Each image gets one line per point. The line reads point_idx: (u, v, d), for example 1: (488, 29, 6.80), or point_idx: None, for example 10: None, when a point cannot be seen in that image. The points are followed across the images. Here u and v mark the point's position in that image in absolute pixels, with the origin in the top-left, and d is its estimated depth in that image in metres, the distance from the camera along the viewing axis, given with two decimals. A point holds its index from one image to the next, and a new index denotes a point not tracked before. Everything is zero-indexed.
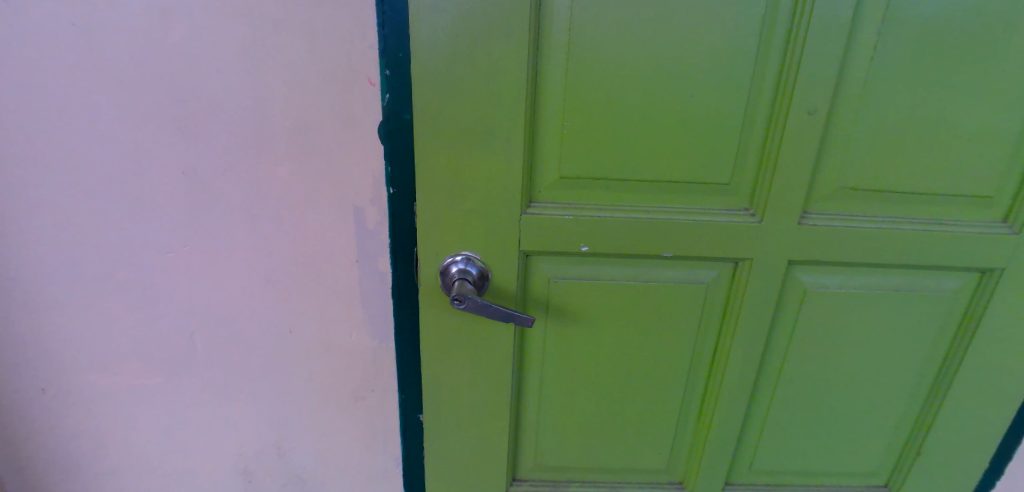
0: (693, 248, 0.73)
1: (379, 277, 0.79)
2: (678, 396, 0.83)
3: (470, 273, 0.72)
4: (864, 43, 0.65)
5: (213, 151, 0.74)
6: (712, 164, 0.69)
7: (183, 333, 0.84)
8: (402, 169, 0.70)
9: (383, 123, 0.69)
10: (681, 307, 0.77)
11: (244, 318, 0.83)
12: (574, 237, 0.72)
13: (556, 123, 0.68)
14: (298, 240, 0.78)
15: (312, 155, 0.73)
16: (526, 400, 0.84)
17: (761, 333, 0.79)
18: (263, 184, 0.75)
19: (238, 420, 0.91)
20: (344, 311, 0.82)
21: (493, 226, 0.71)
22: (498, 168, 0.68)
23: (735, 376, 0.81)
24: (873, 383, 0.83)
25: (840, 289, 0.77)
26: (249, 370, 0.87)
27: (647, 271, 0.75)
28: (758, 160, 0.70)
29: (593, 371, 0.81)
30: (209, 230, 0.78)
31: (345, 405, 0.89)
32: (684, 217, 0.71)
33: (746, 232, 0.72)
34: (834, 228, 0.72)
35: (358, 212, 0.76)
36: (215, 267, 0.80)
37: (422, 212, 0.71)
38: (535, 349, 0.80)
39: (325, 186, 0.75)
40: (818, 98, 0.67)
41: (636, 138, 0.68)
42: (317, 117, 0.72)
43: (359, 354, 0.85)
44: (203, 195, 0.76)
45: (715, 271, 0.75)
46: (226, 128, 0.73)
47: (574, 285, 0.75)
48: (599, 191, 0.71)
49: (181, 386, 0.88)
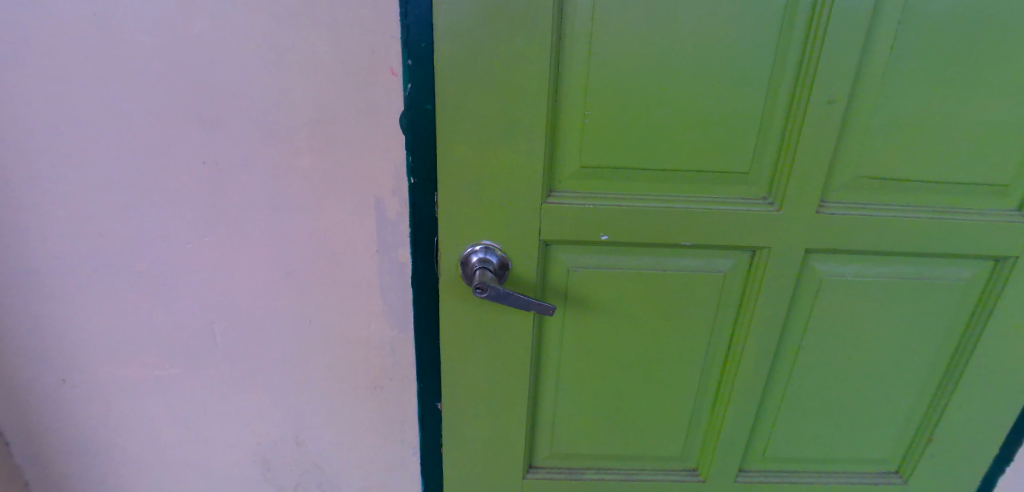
0: (711, 238, 0.73)
1: (398, 268, 0.80)
2: (693, 385, 0.84)
3: (490, 262, 0.72)
4: (885, 32, 0.66)
5: (234, 143, 0.74)
6: (731, 154, 0.70)
7: (202, 325, 0.85)
8: (423, 159, 0.70)
9: (405, 113, 0.69)
10: (697, 298, 0.78)
11: (263, 309, 0.84)
12: (594, 227, 0.72)
13: (577, 113, 0.68)
14: (317, 231, 0.78)
15: (332, 146, 0.74)
16: (543, 389, 0.85)
17: (777, 321, 0.79)
18: (283, 175, 0.75)
19: (256, 410, 0.92)
20: (363, 302, 0.83)
21: (514, 216, 0.72)
22: (519, 159, 0.69)
23: (750, 365, 0.82)
24: (887, 371, 0.84)
25: (856, 277, 0.77)
26: (267, 361, 0.88)
27: (666, 260, 0.75)
28: (777, 150, 0.70)
29: (609, 361, 0.82)
30: (228, 222, 0.78)
31: (363, 395, 0.90)
32: (703, 207, 0.72)
33: (764, 222, 0.73)
34: (851, 217, 0.73)
35: (378, 203, 0.76)
36: (235, 259, 0.80)
37: (443, 202, 0.71)
38: (553, 339, 0.81)
39: (344, 178, 0.75)
40: (838, 86, 0.67)
41: (656, 129, 0.68)
42: (338, 108, 0.72)
43: (377, 345, 0.86)
44: (224, 186, 0.76)
45: (733, 261, 0.76)
46: (246, 120, 0.73)
47: (593, 275, 0.76)
48: (619, 182, 0.71)
49: (199, 377, 0.89)
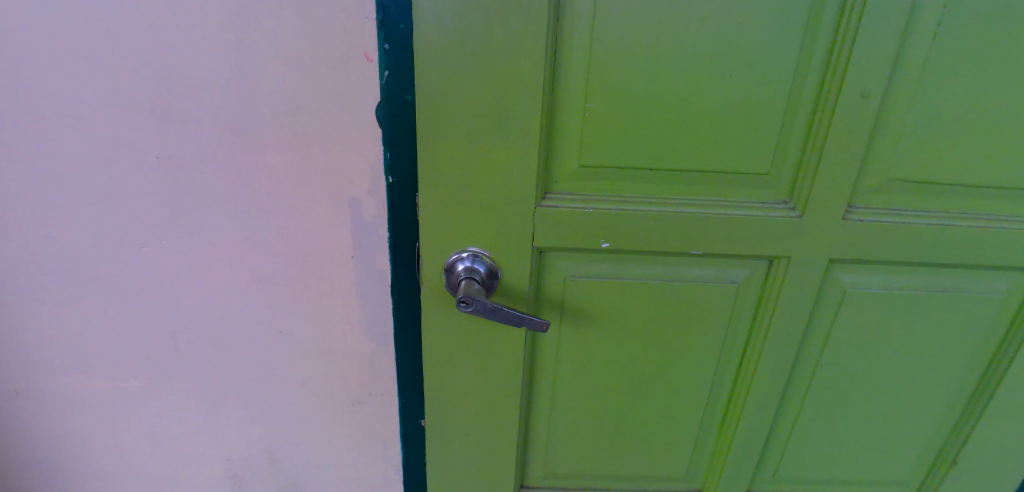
0: (725, 246, 0.66)
1: (378, 275, 0.72)
2: (700, 404, 0.78)
3: (478, 271, 0.65)
4: (928, 17, 0.58)
5: (194, 135, 0.66)
6: (749, 153, 0.62)
7: (165, 335, 0.77)
8: (403, 156, 0.63)
9: (381, 104, 0.61)
10: (707, 311, 0.71)
11: (231, 318, 0.76)
12: (594, 233, 0.65)
13: (577, 104, 0.60)
14: (289, 234, 0.70)
15: (304, 140, 0.66)
16: (537, 407, 0.78)
17: (794, 336, 0.72)
18: (250, 173, 0.67)
19: (227, 425, 0.84)
20: (339, 313, 0.75)
21: (504, 221, 0.64)
22: (511, 157, 0.61)
23: (763, 381, 0.75)
24: (911, 390, 0.77)
25: (882, 289, 0.70)
26: (238, 374, 0.80)
27: (673, 268, 0.68)
28: (801, 148, 0.63)
29: (610, 378, 0.75)
30: (189, 223, 0.70)
31: (342, 410, 0.83)
32: (716, 211, 0.64)
33: (785, 229, 0.65)
34: (880, 224, 0.65)
35: (354, 204, 0.68)
36: (199, 264, 0.73)
37: (425, 203, 0.63)
38: (547, 354, 0.74)
39: (317, 176, 0.67)
40: (873, 77, 0.59)
41: (666, 125, 0.61)
42: (310, 97, 0.64)
43: (356, 358, 0.79)
44: (183, 184, 0.68)
45: (748, 270, 0.68)
46: (208, 110, 0.65)
47: (593, 285, 0.68)
48: (623, 183, 0.64)
49: (164, 390, 0.82)
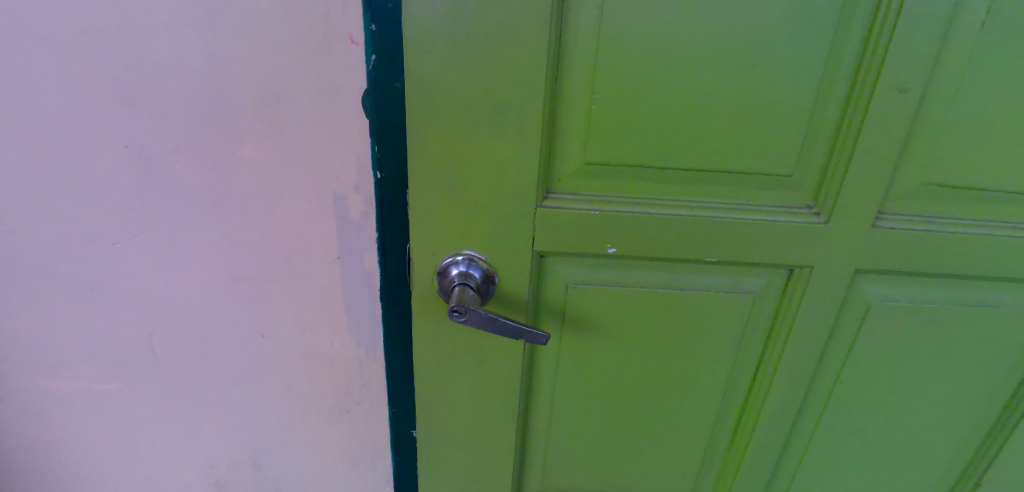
0: (742, 252, 0.61)
1: (366, 277, 0.67)
2: (708, 420, 0.73)
3: (473, 277, 0.60)
4: (974, 5, 0.52)
5: (166, 124, 0.61)
6: (771, 151, 0.57)
7: (139, 336, 0.73)
8: (391, 149, 0.58)
9: (368, 92, 0.56)
10: (720, 322, 0.65)
11: (210, 320, 0.71)
12: (599, 236, 0.60)
13: (582, 96, 0.55)
14: (269, 232, 0.65)
15: (285, 131, 0.61)
16: (535, 420, 0.73)
17: (813, 350, 0.67)
18: (227, 165, 0.63)
19: (208, 430, 0.80)
20: (325, 316, 0.70)
21: (501, 222, 0.59)
22: (510, 153, 0.56)
23: (777, 396, 0.70)
24: (937, 408, 0.72)
25: (910, 302, 0.65)
26: (218, 378, 0.76)
27: (684, 275, 0.63)
28: (829, 147, 0.57)
29: (613, 391, 0.70)
30: (164, 218, 0.65)
31: (329, 418, 0.78)
32: (733, 215, 0.59)
33: (808, 235, 0.60)
34: (912, 231, 0.60)
35: (340, 200, 0.63)
36: (173, 263, 0.68)
37: (415, 202, 0.58)
38: (547, 365, 0.69)
39: (300, 170, 0.62)
40: (911, 70, 0.54)
41: (681, 119, 0.55)
42: (292, 85, 0.59)
43: (343, 364, 0.74)
44: (156, 176, 0.64)
45: (766, 279, 0.63)
46: (181, 97, 0.60)
47: (596, 293, 0.63)
48: (632, 182, 0.58)
49: (141, 394, 0.77)
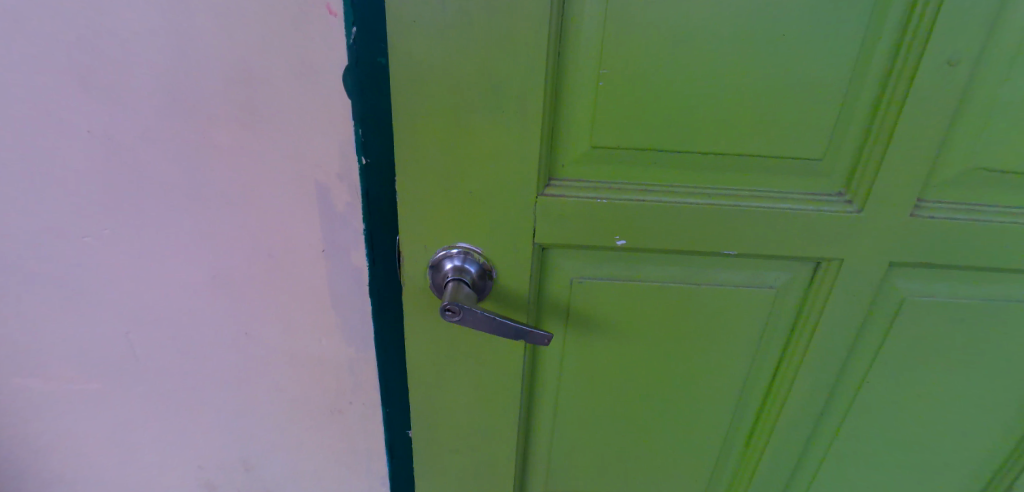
0: (764, 246, 0.55)
1: (354, 273, 0.62)
2: (724, 423, 0.68)
3: (468, 272, 0.54)
4: None
5: (132, 107, 0.56)
6: (800, 133, 0.51)
7: (117, 335, 0.68)
8: (376, 132, 0.53)
9: (351, 69, 0.51)
10: (737, 322, 0.60)
11: (191, 318, 0.67)
12: (607, 228, 0.54)
13: (589, 72, 0.49)
14: (249, 225, 0.60)
15: (261, 114, 0.55)
16: (537, 425, 0.69)
17: (840, 349, 0.62)
18: (201, 153, 0.57)
19: (194, 431, 0.76)
20: (312, 314, 0.65)
21: (499, 213, 0.53)
22: (508, 136, 0.50)
23: (799, 397, 0.65)
24: (972, 411, 0.66)
25: (947, 298, 0.59)
26: (202, 378, 0.71)
27: (700, 270, 0.58)
28: (865, 128, 0.51)
29: (620, 395, 0.65)
30: (136, 211, 0.61)
31: (320, 419, 0.74)
32: (755, 204, 0.53)
33: (838, 226, 0.54)
34: (953, 221, 0.54)
35: (323, 191, 0.58)
36: (148, 258, 0.63)
37: (404, 191, 0.53)
38: (549, 368, 0.64)
39: (279, 157, 0.57)
40: (962, 39, 0.48)
41: (699, 97, 0.50)
42: (266, 62, 0.54)
43: (333, 364, 0.69)
44: (125, 165, 0.58)
45: (789, 274, 0.58)
46: (146, 77, 0.55)
47: (603, 289, 0.58)
48: (643, 168, 0.53)
49: (123, 395, 0.73)
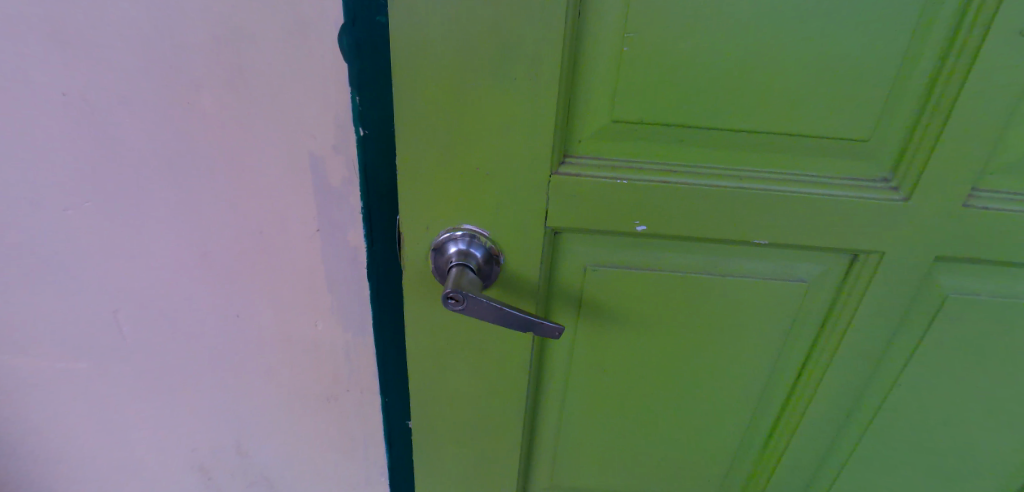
0: (798, 235, 0.50)
1: (351, 254, 0.58)
2: (742, 421, 0.64)
3: (473, 257, 0.50)
4: None
5: (107, 67, 0.50)
6: (846, 110, 0.46)
7: (102, 313, 0.64)
8: (374, 100, 0.49)
9: (345, 29, 0.47)
10: (762, 317, 0.56)
11: (180, 297, 0.63)
12: (626, 211, 0.50)
13: (613, 36, 0.44)
14: (238, 199, 0.55)
15: (249, 76, 0.50)
16: (544, 420, 0.65)
17: (873, 348, 0.57)
18: (184, 119, 0.52)
19: (186, 414, 0.73)
20: (306, 297, 0.61)
21: (508, 192, 0.49)
22: (521, 107, 0.45)
23: (825, 397, 0.61)
24: (1013, 419, 0.61)
25: (994, 297, 0.54)
26: (194, 358, 0.68)
27: (725, 260, 0.53)
28: (920, 105, 0.46)
29: (632, 390, 0.62)
30: (116, 183, 0.56)
31: (316, 404, 0.71)
32: (790, 189, 0.49)
33: (883, 216, 0.49)
34: (1009, 214, 0.49)
35: (316, 164, 0.53)
36: (131, 233, 0.59)
37: (404, 166, 0.48)
38: (558, 360, 0.60)
39: (268, 128, 0.52)
40: None
41: (736, 66, 0.45)
42: (252, 19, 0.48)
43: (330, 349, 0.65)
44: (101, 131, 0.53)
45: (822, 265, 0.53)
46: (121, 33, 0.49)
47: (619, 277, 0.54)
48: (669, 147, 0.48)
49: (112, 374, 0.69)
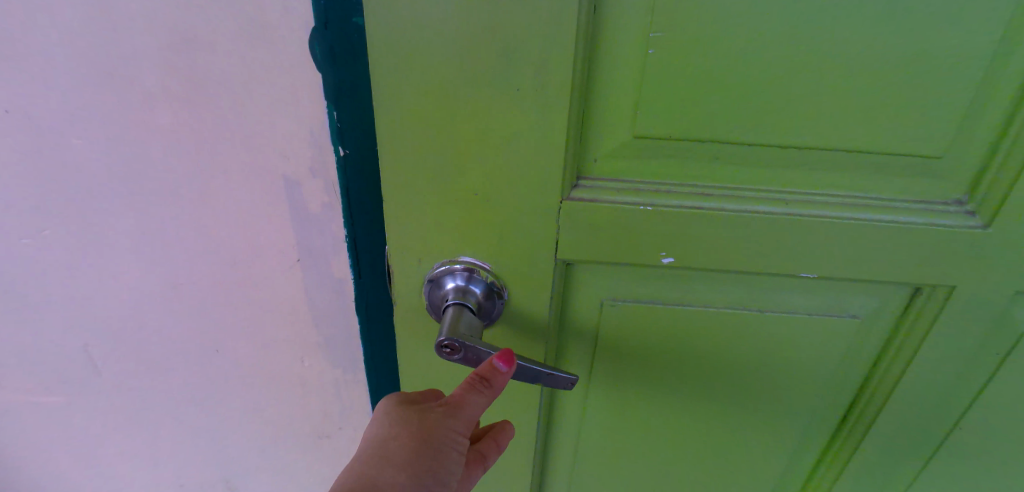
0: (853, 267, 0.43)
1: (336, 286, 0.52)
2: (777, 468, 0.57)
3: (473, 293, 0.44)
4: None
5: (53, 81, 0.44)
6: (913, 123, 0.39)
7: (67, 350, 0.58)
8: (354, 114, 0.43)
9: (317, 33, 0.41)
10: (804, 358, 0.49)
11: (153, 333, 0.56)
12: (649, 241, 0.43)
13: (636, 38, 0.37)
14: (207, 226, 0.49)
15: (210, 90, 0.44)
16: (553, 469, 0.58)
17: (933, 392, 0.50)
18: (142, 139, 0.46)
19: (167, 451, 0.67)
20: (289, 331, 0.55)
21: (512, 221, 0.42)
22: (526, 123, 0.38)
23: (875, 444, 0.54)
24: None
25: None
26: (169, 398, 0.61)
27: (764, 293, 0.46)
28: (1004, 116, 0.39)
29: (655, 437, 0.54)
30: (75, 209, 0.49)
31: (305, 442, 0.65)
32: (844, 214, 0.41)
33: (953, 246, 0.42)
34: None
35: (292, 188, 0.47)
36: (93, 265, 0.52)
37: (389, 191, 0.41)
38: (570, 406, 0.53)
39: (237, 148, 0.45)
40: None
41: (782, 72, 0.37)
42: (215, 25, 0.42)
43: (318, 385, 0.59)
44: (51, 153, 0.47)
45: (877, 299, 0.46)
46: (69, 40, 0.42)
47: (640, 314, 0.47)
48: (700, 166, 0.41)
49: (84, 412, 0.63)
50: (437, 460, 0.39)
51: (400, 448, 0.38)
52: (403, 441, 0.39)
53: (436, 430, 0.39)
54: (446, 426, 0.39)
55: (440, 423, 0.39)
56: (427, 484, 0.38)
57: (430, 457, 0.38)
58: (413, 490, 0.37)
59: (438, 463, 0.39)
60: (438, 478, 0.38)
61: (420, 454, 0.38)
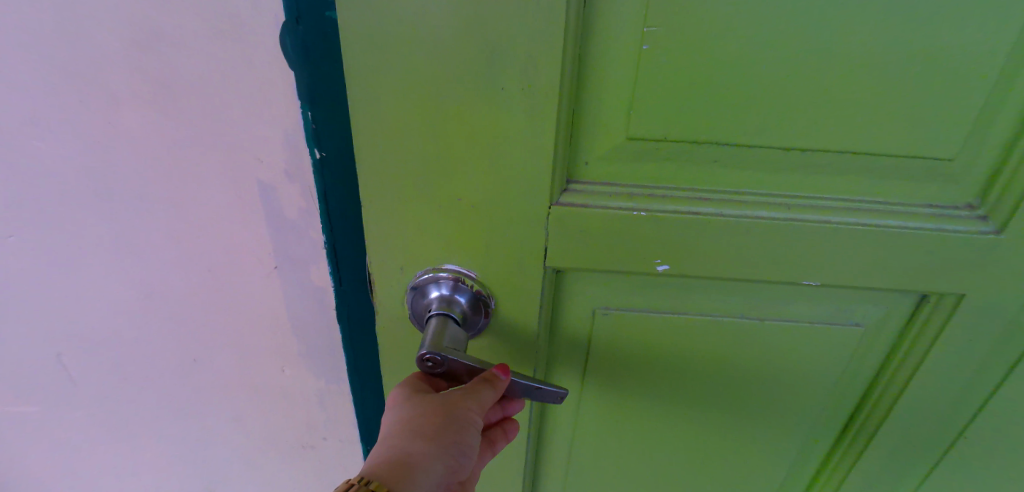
0: (858, 274, 0.41)
1: (316, 294, 0.49)
2: (776, 479, 0.55)
3: (458, 303, 0.42)
4: None
5: (13, 79, 0.41)
6: (923, 125, 0.37)
7: (41, 359, 0.55)
8: (330, 114, 0.41)
9: (289, 29, 0.38)
10: (806, 368, 0.47)
11: (129, 341, 0.54)
12: (643, 247, 0.41)
13: (630, 34, 0.35)
14: (180, 231, 0.47)
15: (177, 91, 0.41)
16: (545, 481, 0.56)
17: (938, 404, 0.48)
18: (109, 140, 0.43)
19: (147, 461, 0.64)
20: (269, 340, 0.53)
21: (498, 226, 0.40)
22: (513, 124, 0.36)
23: (877, 455, 0.52)
24: None
25: None
26: (148, 407, 0.59)
27: (765, 302, 0.44)
28: (1018, 120, 0.37)
29: (650, 449, 0.53)
30: (43, 213, 0.47)
31: (289, 452, 0.62)
32: (849, 218, 0.39)
33: (962, 253, 0.40)
34: None
35: (268, 193, 0.44)
36: (64, 271, 0.50)
37: (369, 197, 0.39)
38: (562, 419, 0.51)
39: (208, 150, 0.43)
40: None
41: (785, 72, 0.35)
42: (181, 20, 0.39)
43: (300, 394, 0.57)
44: (15, 155, 0.44)
45: (882, 308, 0.44)
46: (29, 35, 0.40)
47: (635, 323, 0.45)
48: (699, 169, 0.39)
49: (61, 422, 0.61)
50: (460, 436, 0.38)
51: (424, 427, 0.37)
52: (425, 418, 0.38)
53: (456, 410, 0.37)
54: (463, 406, 0.38)
55: (458, 403, 0.38)
56: (451, 456, 0.38)
57: (452, 433, 0.37)
58: (441, 462, 0.37)
59: (462, 437, 0.38)
60: (463, 448, 0.38)
61: (443, 431, 0.37)
